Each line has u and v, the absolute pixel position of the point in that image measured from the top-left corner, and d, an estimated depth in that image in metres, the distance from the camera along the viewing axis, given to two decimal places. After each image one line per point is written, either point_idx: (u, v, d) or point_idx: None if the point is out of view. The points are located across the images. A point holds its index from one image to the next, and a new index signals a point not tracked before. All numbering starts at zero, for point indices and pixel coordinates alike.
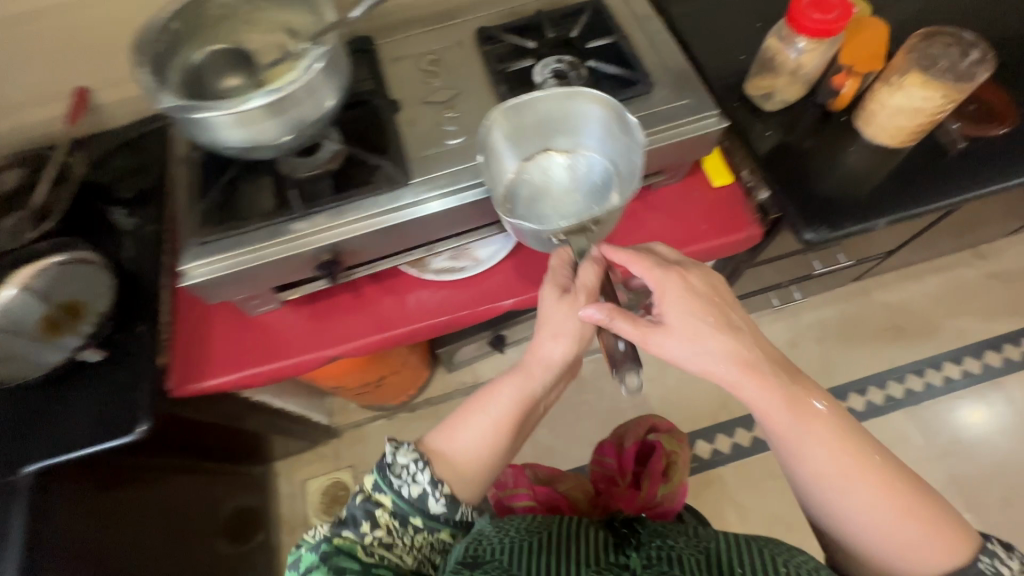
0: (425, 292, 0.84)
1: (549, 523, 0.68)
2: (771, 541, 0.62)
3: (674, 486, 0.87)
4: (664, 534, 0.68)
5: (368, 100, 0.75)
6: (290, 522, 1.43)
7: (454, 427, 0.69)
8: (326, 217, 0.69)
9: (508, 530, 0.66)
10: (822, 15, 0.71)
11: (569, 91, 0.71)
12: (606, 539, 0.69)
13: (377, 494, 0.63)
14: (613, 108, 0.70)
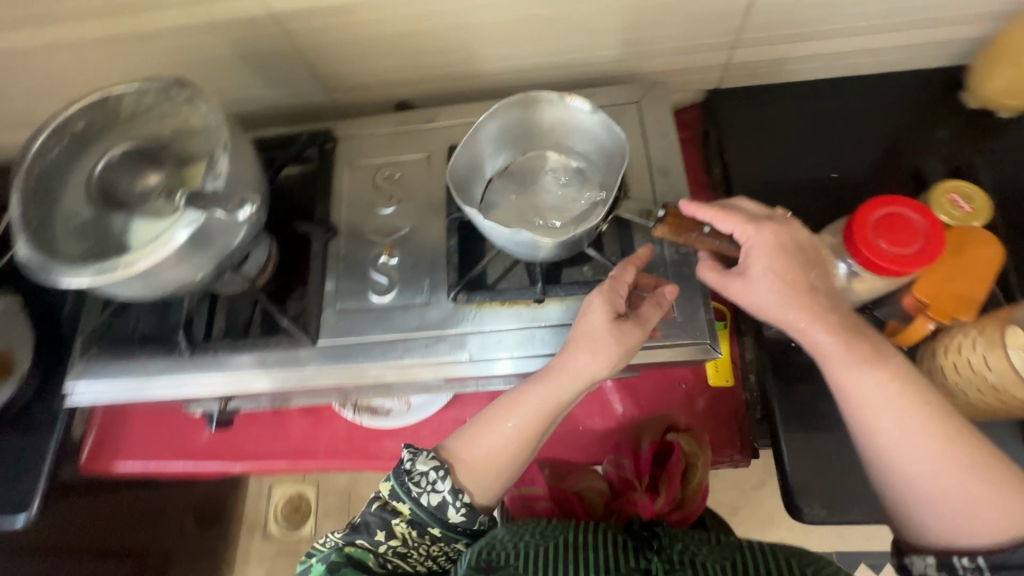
0: (344, 426, 0.75)
1: (568, 529, 0.56)
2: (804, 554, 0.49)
3: (698, 483, 0.65)
4: (701, 543, 0.53)
5: (301, 221, 0.65)
6: (251, 520, 1.49)
7: (478, 440, 0.54)
8: (221, 361, 0.62)
9: (520, 532, 0.55)
10: (890, 247, 0.50)
11: (517, 99, 0.55)
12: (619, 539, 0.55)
13: (397, 503, 0.53)
14: (565, 99, 0.54)
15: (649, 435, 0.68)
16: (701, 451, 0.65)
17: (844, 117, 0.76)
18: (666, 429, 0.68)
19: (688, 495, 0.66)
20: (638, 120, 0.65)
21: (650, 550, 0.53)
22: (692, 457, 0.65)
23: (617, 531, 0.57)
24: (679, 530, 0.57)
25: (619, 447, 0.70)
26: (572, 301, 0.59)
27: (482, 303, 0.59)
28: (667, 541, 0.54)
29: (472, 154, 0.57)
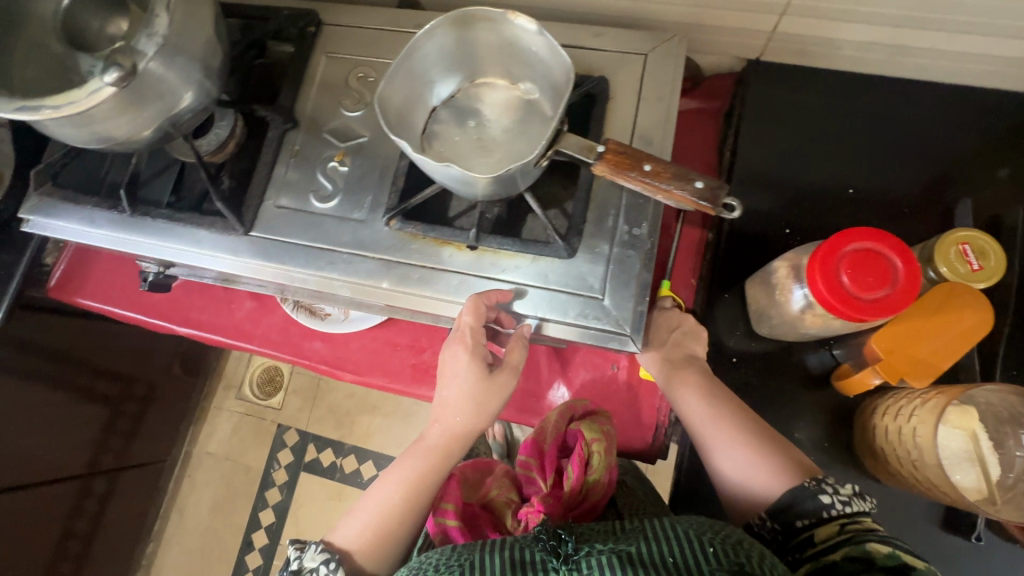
0: (282, 318, 0.76)
1: (477, 548, 0.50)
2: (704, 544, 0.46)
3: (601, 471, 0.60)
4: (611, 538, 0.49)
5: (262, 103, 0.62)
6: (228, 378, 1.60)
7: (359, 523, 0.57)
8: (157, 227, 0.62)
9: (425, 570, 0.50)
10: (850, 286, 0.44)
11: (452, 16, 0.48)
12: (531, 546, 0.48)
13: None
14: (508, 17, 0.47)
15: (549, 426, 0.62)
16: (603, 439, 0.60)
17: (888, 129, 0.65)
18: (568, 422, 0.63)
19: (595, 483, 0.60)
20: (639, 75, 0.58)
21: (558, 555, 0.46)
22: (594, 445, 0.59)
23: (531, 538, 0.49)
24: (588, 528, 0.52)
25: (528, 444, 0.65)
26: (504, 256, 0.55)
27: (415, 235, 0.56)
28: (575, 544, 0.48)
29: (414, 77, 0.52)
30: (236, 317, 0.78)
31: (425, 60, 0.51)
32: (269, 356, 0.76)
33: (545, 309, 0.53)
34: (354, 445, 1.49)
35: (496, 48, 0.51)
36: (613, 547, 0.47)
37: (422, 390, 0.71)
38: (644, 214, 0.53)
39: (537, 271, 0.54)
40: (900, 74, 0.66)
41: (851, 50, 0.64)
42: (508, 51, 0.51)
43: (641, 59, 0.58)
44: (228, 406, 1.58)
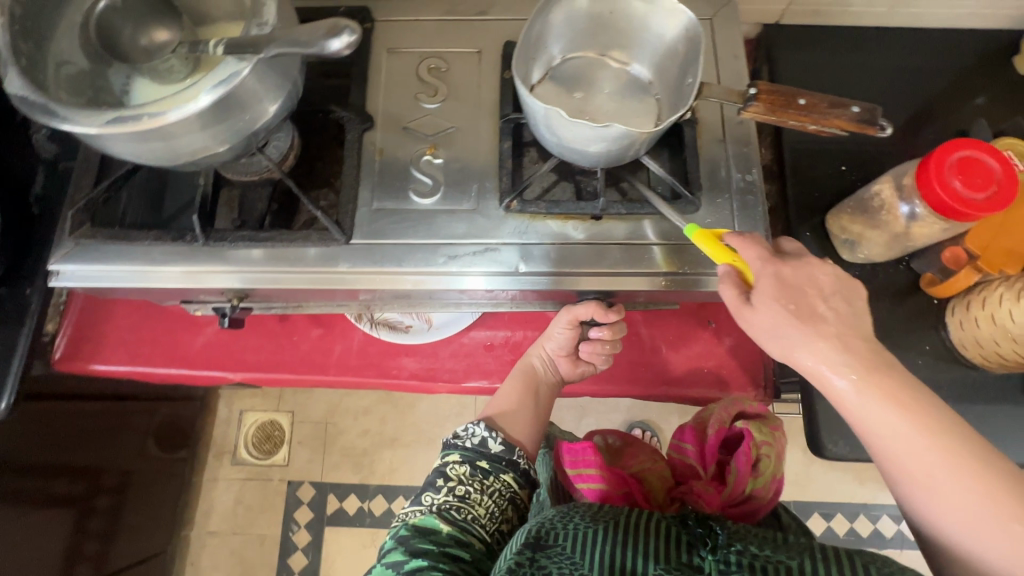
0: (359, 340, 0.71)
1: (620, 509, 0.45)
2: (878, 557, 0.39)
3: (770, 475, 0.55)
4: (773, 541, 0.42)
5: (334, 106, 0.58)
6: (217, 445, 1.43)
7: (496, 399, 0.62)
8: (238, 253, 0.55)
9: (569, 512, 0.46)
10: (964, 189, 0.50)
11: None
12: (678, 525, 0.44)
13: (447, 456, 0.52)
14: None
15: (714, 417, 0.61)
16: (774, 442, 0.57)
17: (901, 69, 0.74)
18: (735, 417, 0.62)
19: (762, 485, 0.55)
20: (710, 39, 0.61)
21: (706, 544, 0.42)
22: (764, 448, 0.56)
23: (673, 518, 0.45)
24: (743, 524, 0.45)
25: (683, 432, 0.63)
26: (629, 222, 0.56)
27: (535, 215, 0.55)
28: (727, 535, 0.42)
29: (527, 53, 0.52)
30: (302, 351, 0.71)
31: (537, 35, 0.52)
32: (349, 383, 0.70)
33: (681, 265, 0.54)
34: (379, 484, 1.39)
35: (608, 22, 0.53)
36: (773, 551, 0.41)
37: None
38: (751, 161, 0.57)
39: (665, 230, 0.55)
40: (897, 24, 0.75)
41: (860, 5, 0.73)
42: (620, 23, 0.52)
43: (706, 24, 0.62)
44: (226, 474, 1.41)
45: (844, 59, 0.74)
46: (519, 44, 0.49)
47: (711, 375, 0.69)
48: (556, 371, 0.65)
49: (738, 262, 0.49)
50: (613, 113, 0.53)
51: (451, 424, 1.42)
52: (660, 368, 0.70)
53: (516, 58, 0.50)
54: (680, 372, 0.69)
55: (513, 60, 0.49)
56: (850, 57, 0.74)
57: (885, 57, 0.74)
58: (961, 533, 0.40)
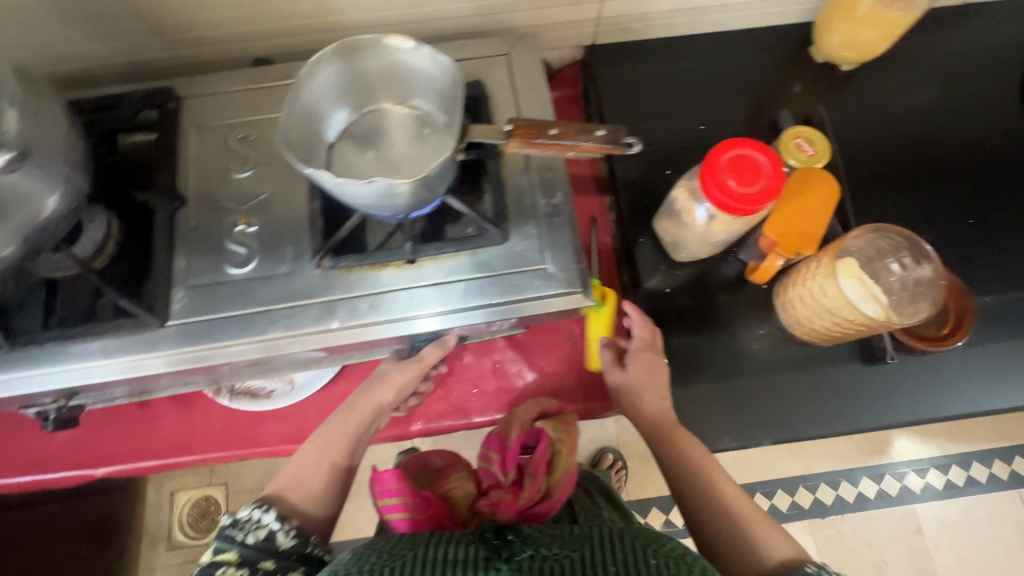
0: (224, 413, 0.70)
1: (415, 545, 0.48)
2: (645, 535, 0.48)
3: (563, 466, 0.59)
4: (558, 540, 0.47)
5: (139, 190, 0.58)
6: (151, 530, 1.38)
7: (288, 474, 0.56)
8: (50, 351, 0.54)
9: (363, 555, 0.47)
10: (738, 187, 0.53)
11: (326, 50, 0.50)
12: (474, 544, 0.47)
13: (220, 553, 0.48)
14: (373, 39, 0.50)
15: (517, 421, 0.65)
16: (566, 437, 0.62)
17: (712, 75, 0.79)
18: (536, 417, 0.67)
19: (555, 483, 0.58)
20: (508, 71, 0.63)
21: (501, 555, 0.45)
22: (558, 444, 0.61)
23: (471, 537, 0.49)
24: (535, 529, 0.50)
25: (485, 440, 0.64)
26: (444, 259, 0.57)
27: (350, 268, 0.56)
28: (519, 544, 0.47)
29: (306, 120, 0.53)
30: (166, 433, 0.69)
31: (310, 101, 0.52)
32: (221, 457, 0.69)
33: (495, 295, 0.56)
34: None
35: (381, 73, 0.53)
36: (557, 550, 0.46)
37: (396, 430, 0.69)
38: (556, 184, 0.59)
39: (477, 263, 0.57)
40: (704, 31, 0.80)
41: (663, 18, 0.77)
42: (392, 72, 0.53)
43: (506, 59, 0.64)
44: (163, 560, 1.35)
45: (659, 71, 0.78)
46: (283, 112, 0.49)
47: (575, 389, 0.71)
48: (373, 425, 0.61)
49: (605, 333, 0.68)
50: (405, 158, 0.55)
51: None
52: (525, 390, 0.71)
53: (283, 126, 0.50)
54: (546, 391, 0.71)
55: (281, 128, 0.50)
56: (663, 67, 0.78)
57: (695, 62, 0.79)
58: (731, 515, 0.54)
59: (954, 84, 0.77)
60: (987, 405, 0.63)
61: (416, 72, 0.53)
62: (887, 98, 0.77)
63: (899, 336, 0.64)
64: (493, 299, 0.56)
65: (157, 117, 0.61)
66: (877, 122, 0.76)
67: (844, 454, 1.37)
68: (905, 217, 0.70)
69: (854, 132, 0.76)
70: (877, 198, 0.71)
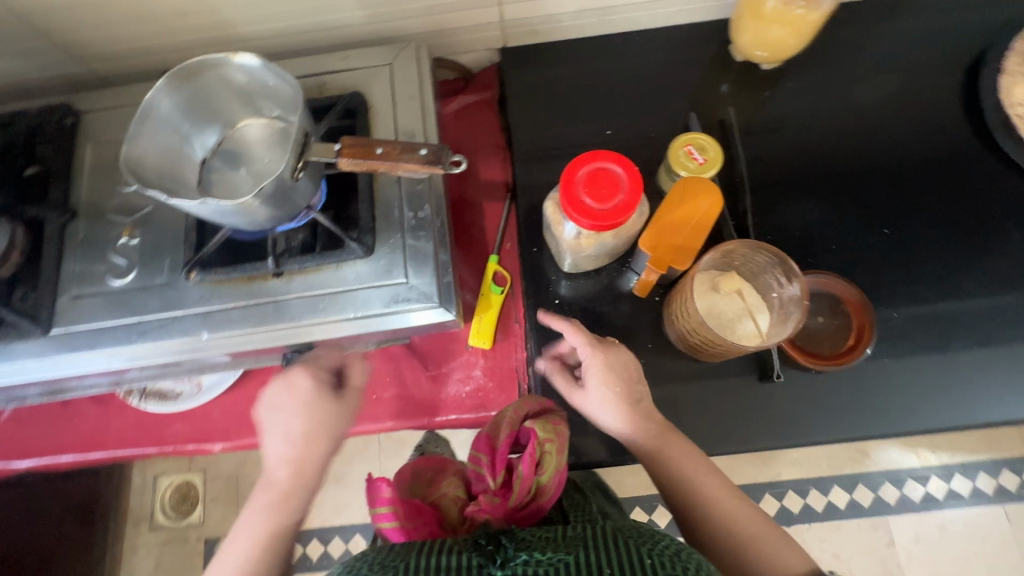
0: (137, 413, 0.73)
1: (407, 552, 0.45)
2: (653, 541, 0.46)
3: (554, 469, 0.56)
4: (552, 542, 0.45)
5: (32, 205, 0.61)
6: (135, 511, 1.46)
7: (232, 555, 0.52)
8: None
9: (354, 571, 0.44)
10: (594, 203, 0.52)
11: (167, 79, 0.50)
12: (469, 551, 0.44)
13: None
14: (212, 61, 0.50)
15: (505, 422, 0.60)
16: (556, 438, 0.57)
17: (625, 76, 0.76)
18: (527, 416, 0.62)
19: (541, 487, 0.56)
20: (389, 83, 0.63)
21: (496, 561, 0.43)
22: (547, 445, 0.57)
23: (467, 543, 0.46)
24: (532, 531, 0.47)
25: (476, 443, 0.61)
26: (310, 272, 0.58)
27: (218, 280, 0.57)
28: (513, 548, 0.44)
29: (164, 145, 0.54)
30: (85, 430, 0.73)
31: (163, 126, 0.53)
32: (136, 454, 0.73)
33: (354, 309, 0.57)
34: (292, 530, 1.41)
35: (233, 91, 0.54)
36: (557, 554, 0.44)
37: None
38: (423, 198, 0.59)
39: (340, 277, 0.57)
40: (619, 30, 0.77)
41: (570, 20, 0.75)
42: (244, 89, 0.54)
43: (388, 70, 0.64)
44: (145, 539, 1.44)
45: (569, 74, 0.76)
46: (129, 144, 0.50)
47: (469, 398, 0.71)
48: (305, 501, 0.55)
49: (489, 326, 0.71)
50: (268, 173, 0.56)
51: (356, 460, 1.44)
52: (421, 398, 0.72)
53: (134, 156, 0.51)
54: (439, 399, 0.71)
55: (132, 158, 0.51)
56: (574, 70, 0.76)
57: (608, 64, 0.76)
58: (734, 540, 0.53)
59: (881, 84, 0.73)
60: (872, 429, 0.62)
61: (266, 88, 0.53)
62: (801, 103, 0.74)
63: (787, 349, 0.62)
64: (354, 313, 0.57)
65: (54, 133, 0.64)
66: (795, 125, 0.73)
67: (813, 462, 1.32)
68: (809, 225, 0.68)
69: (766, 138, 0.73)
70: (782, 206, 0.69)
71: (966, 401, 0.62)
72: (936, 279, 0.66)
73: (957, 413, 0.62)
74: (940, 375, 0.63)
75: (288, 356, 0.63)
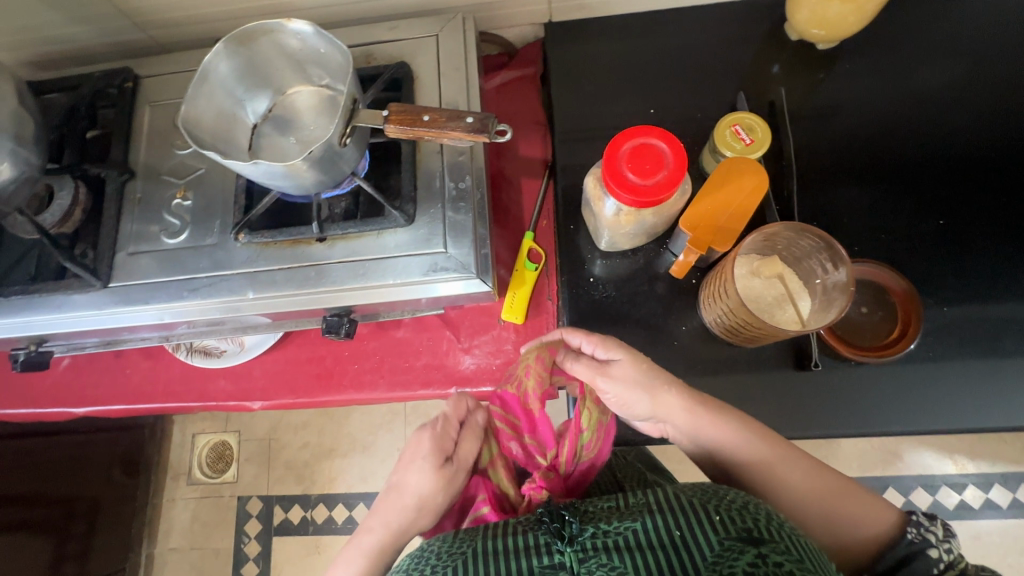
0: (184, 368, 0.77)
1: (473, 537, 0.47)
2: (719, 493, 0.45)
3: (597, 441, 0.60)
4: (616, 512, 0.46)
5: (94, 164, 0.64)
6: (174, 465, 1.55)
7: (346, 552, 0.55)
8: (15, 304, 0.62)
9: (425, 558, 0.46)
10: (636, 179, 0.51)
11: (223, 44, 0.52)
12: (534, 530, 0.46)
13: None
14: (265, 27, 0.51)
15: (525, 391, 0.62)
16: (593, 409, 0.59)
17: (672, 55, 0.74)
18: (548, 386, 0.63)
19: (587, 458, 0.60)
20: (434, 54, 0.64)
21: (563, 537, 0.44)
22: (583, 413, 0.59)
23: (530, 522, 0.47)
24: (592, 503, 0.48)
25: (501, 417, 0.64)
26: (352, 238, 0.59)
27: (264, 242, 0.59)
28: (580, 523, 0.45)
29: (219, 109, 0.56)
30: (137, 382, 0.78)
31: (219, 91, 0.55)
32: (180, 407, 0.77)
33: (393, 277, 0.58)
34: (320, 493, 1.47)
35: (284, 56, 0.55)
36: (619, 524, 0.45)
37: (328, 395, 0.74)
38: (464, 169, 0.59)
39: (380, 244, 0.58)
40: (668, 7, 0.75)
41: None
42: (295, 56, 0.55)
43: (435, 41, 0.64)
44: (183, 492, 1.52)
45: (614, 51, 0.75)
46: (186, 108, 0.53)
47: (499, 372, 0.72)
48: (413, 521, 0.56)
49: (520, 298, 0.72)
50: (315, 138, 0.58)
51: (382, 431, 1.48)
52: (452, 369, 0.73)
53: (191, 120, 0.53)
54: (469, 371, 0.72)
55: (189, 122, 0.53)
56: (619, 47, 0.75)
57: (655, 41, 0.75)
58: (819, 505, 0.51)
59: (946, 68, 0.69)
60: (913, 425, 0.60)
61: (316, 54, 0.54)
62: (858, 86, 0.71)
63: (826, 338, 0.60)
64: (392, 281, 0.58)
65: (116, 96, 0.67)
66: (848, 109, 0.70)
67: (842, 462, 1.29)
68: (857, 214, 0.66)
69: (818, 121, 0.70)
70: (828, 193, 0.67)
71: (1017, 402, 0.60)
72: (992, 274, 0.63)
73: (1006, 414, 0.60)
74: (992, 374, 0.61)
75: (328, 320, 0.63)
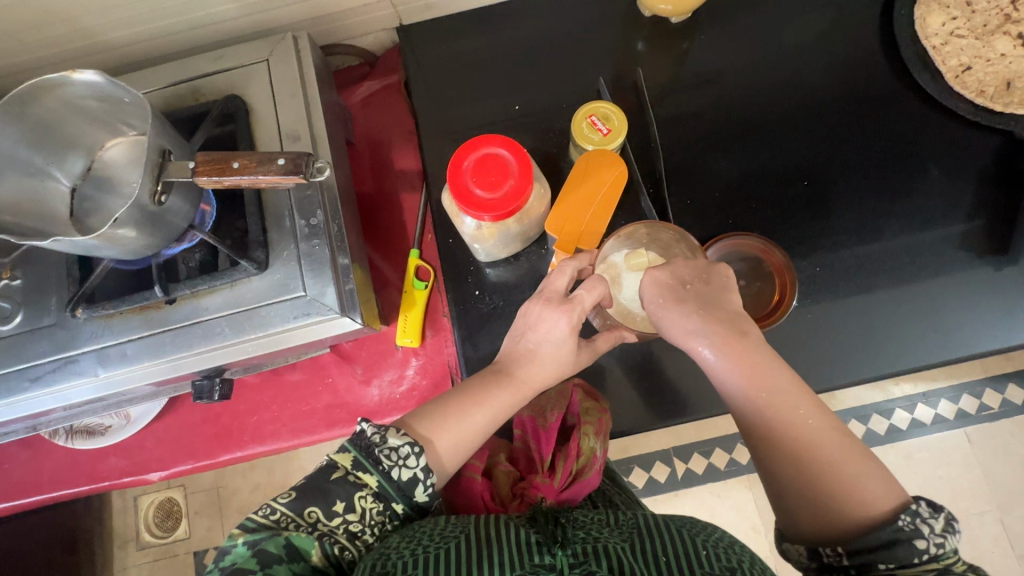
0: (69, 452, 0.71)
1: (466, 525, 0.45)
2: (709, 528, 0.44)
3: (591, 450, 0.57)
4: (605, 525, 0.45)
5: None
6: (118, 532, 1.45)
7: (454, 420, 0.49)
8: None
9: (415, 537, 0.43)
10: (483, 193, 0.50)
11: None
12: (527, 527, 0.44)
13: (360, 473, 0.44)
14: (44, 87, 0.46)
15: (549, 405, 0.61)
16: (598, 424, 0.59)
17: (531, 45, 0.71)
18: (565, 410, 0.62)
19: (583, 464, 0.58)
20: (267, 81, 0.59)
21: (557, 540, 0.42)
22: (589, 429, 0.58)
23: (523, 520, 0.46)
24: (581, 514, 0.48)
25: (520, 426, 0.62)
26: (203, 295, 0.55)
27: (109, 314, 0.54)
28: (571, 529, 0.44)
29: (21, 182, 0.50)
30: (17, 475, 0.71)
31: (12, 161, 0.49)
32: (71, 493, 0.72)
33: (256, 329, 0.54)
34: None
35: (81, 110, 0.50)
36: (608, 536, 0.43)
37: (230, 453, 0.70)
38: (314, 203, 0.56)
39: (237, 296, 0.54)
40: None
41: None
42: (95, 109, 0.50)
43: (267, 67, 0.59)
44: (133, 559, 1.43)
45: (473, 50, 0.71)
46: None
47: (405, 397, 0.70)
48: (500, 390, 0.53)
49: (412, 320, 0.69)
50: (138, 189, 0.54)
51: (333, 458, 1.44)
52: (356, 403, 0.70)
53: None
54: (375, 402, 0.70)
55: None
56: (476, 44, 0.71)
57: (511, 34, 0.72)
58: (817, 484, 0.43)
59: (797, 26, 0.70)
60: None
61: (117, 102, 0.50)
62: (717, 56, 0.70)
63: None
64: (258, 333, 0.54)
65: None
66: (710, 80, 0.69)
67: None
68: (727, 186, 0.66)
69: (682, 96, 0.69)
70: (698, 169, 0.67)
71: (891, 346, 0.62)
72: (860, 227, 0.65)
73: (882, 361, 0.62)
74: (867, 325, 0.63)
75: (197, 385, 0.61)
